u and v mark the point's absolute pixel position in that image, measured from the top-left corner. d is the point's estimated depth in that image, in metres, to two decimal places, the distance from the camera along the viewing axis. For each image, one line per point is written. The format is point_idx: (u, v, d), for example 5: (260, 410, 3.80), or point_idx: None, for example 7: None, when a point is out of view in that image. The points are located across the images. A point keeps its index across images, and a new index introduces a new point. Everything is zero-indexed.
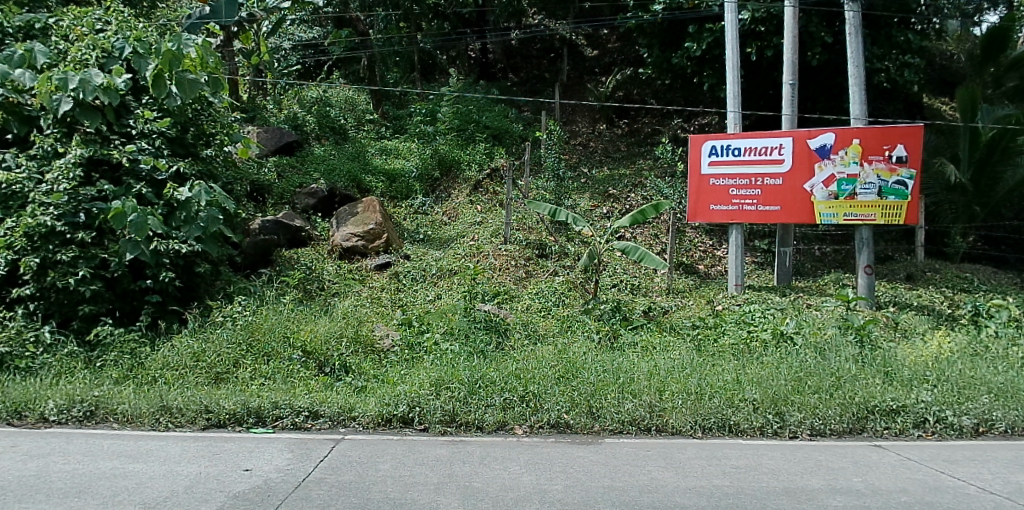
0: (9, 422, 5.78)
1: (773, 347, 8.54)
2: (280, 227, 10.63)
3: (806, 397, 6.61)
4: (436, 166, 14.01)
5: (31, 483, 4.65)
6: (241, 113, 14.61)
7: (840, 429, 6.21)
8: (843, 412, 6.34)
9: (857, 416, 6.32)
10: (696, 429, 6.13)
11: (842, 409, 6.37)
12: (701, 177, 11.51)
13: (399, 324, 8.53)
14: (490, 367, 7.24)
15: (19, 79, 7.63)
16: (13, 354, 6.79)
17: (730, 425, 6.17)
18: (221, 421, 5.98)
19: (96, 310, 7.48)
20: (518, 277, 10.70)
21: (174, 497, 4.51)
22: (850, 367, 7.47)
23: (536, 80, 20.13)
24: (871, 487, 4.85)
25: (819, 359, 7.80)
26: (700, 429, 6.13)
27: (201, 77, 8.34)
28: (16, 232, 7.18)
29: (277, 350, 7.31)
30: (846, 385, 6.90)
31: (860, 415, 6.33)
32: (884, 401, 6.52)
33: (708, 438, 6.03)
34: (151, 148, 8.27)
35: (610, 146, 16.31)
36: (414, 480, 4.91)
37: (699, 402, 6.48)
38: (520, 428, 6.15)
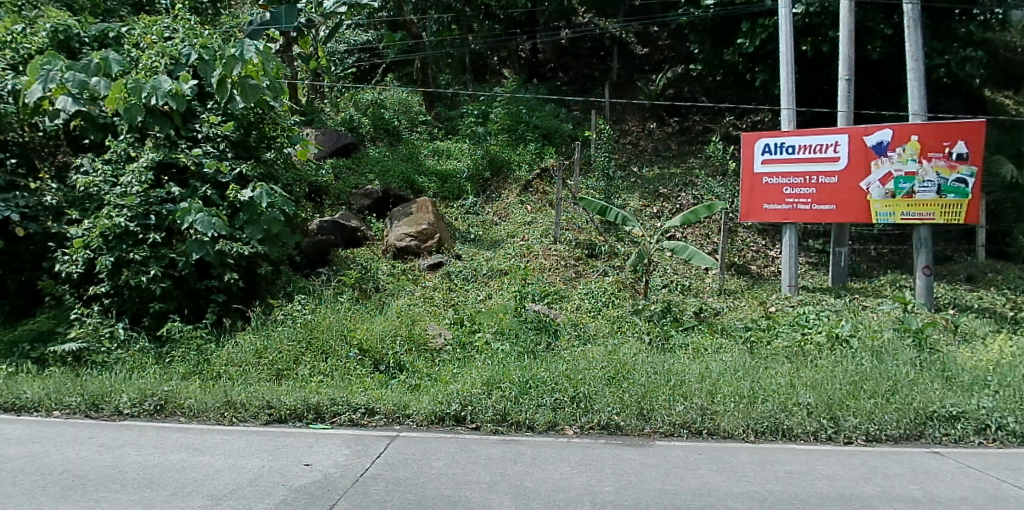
0: (87, 414, 6.03)
1: (828, 350, 8.32)
2: (338, 227, 10.80)
3: (862, 401, 6.39)
4: (488, 166, 14.06)
5: (108, 473, 4.87)
6: (300, 116, 14.98)
7: (898, 435, 5.99)
8: (901, 417, 6.11)
9: (915, 421, 6.09)
10: (749, 432, 6.01)
11: (900, 414, 6.14)
12: (754, 176, 11.30)
13: (452, 323, 8.60)
14: (541, 367, 7.28)
15: (95, 87, 7.81)
16: (90, 348, 7.11)
17: (783, 429, 6.03)
18: (282, 416, 6.15)
19: (166, 307, 7.77)
20: (568, 277, 10.66)
21: (240, 489, 4.68)
22: (908, 372, 7.19)
23: (586, 79, 20.00)
24: (928, 495, 4.68)
25: (876, 363, 7.53)
26: (753, 433, 6.01)
27: (263, 82, 8.46)
28: (94, 232, 7.53)
29: (334, 348, 7.46)
30: (904, 389, 6.67)
31: (918, 420, 6.10)
32: (944, 406, 6.27)
33: (761, 442, 5.91)
34: (216, 152, 8.54)
35: (660, 145, 16.08)
36: (468, 478, 4.96)
37: (752, 405, 6.35)
38: (570, 429, 6.14)
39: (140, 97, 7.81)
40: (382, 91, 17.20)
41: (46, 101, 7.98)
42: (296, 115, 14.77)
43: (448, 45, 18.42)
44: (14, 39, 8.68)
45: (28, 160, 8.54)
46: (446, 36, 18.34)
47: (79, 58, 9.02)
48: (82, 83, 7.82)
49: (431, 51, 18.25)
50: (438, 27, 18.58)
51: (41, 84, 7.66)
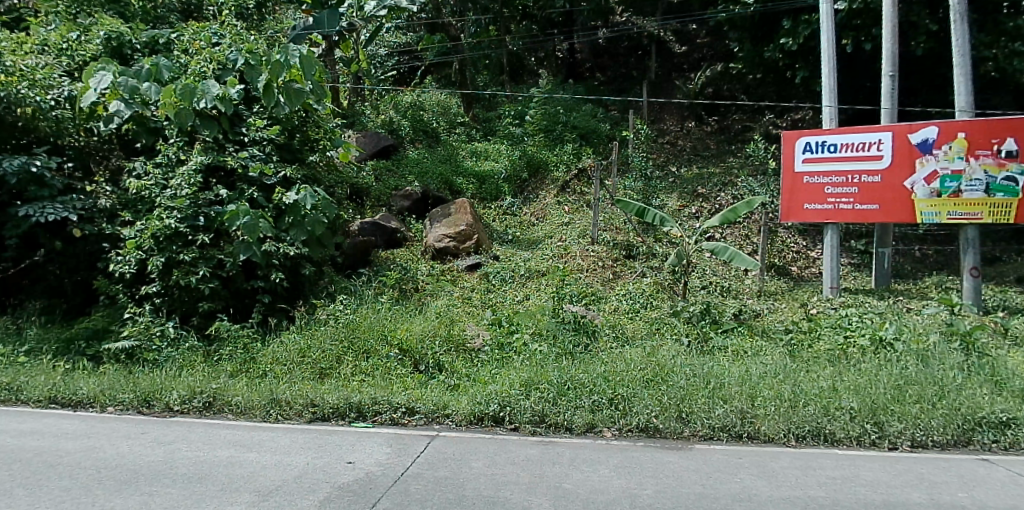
0: (140, 410, 6.21)
1: (871, 353, 8.11)
2: (378, 228, 10.97)
3: (908, 406, 6.21)
4: (525, 167, 14.07)
5: (160, 468, 5.02)
6: (341, 119, 15.20)
7: (945, 441, 5.81)
8: (949, 422, 5.92)
9: (963, 427, 5.90)
10: (790, 437, 5.90)
11: (947, 420, 5.95)
12: (795, 175, 11.06)
13: (490, 323, 8.62)
14: (579, 369, 7.25)
15: (146, 92, 8.11)
16: (142, 346, 7.31)
17: (826, 434, 5.90)
18: (325, 415, 6.26)
19: (214, 306, 7.95)
20: (606, 278, 10.59)
21: (285, 486, 4.77)
22: (955, 377, 6.96)
23: (623, 79, 19.83)
24: (977, 503, 4.53)
25: (921, 367, 7.31)
26: (794, 437, 5.90)
27: (307, 86, 8.63)
28: (145, 233, 7.73)
29: (375, 348, 7.54)
30: (951, 394, 6.45)
31: (966, 427, 5.90)
32: (994, 412, 6.06)
33: (803, 447, 5.80)
34: (262, 155, 8.68)
35: (699, 144, 15.89)
36: (507, 479, 4.97)
37: (793, 409, 6.23)
38: (609, 431, 6.11)
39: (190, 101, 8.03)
40: (421, 93, 17.34)
41: (101, 105, 8.28)
42: (338, 117, 14.99)
43: (486, 46, 18.44)
44: (72, 47, 9.07)
45: (83, 163, 8.83)
46: (484, 38, 18.34)
47: (131, 63, 9.32)
48: (133, 89, 8.07)
49: (469, 53, 18.30)
50: (476, 28, 18.59)
51: (95, 88, 7.93)
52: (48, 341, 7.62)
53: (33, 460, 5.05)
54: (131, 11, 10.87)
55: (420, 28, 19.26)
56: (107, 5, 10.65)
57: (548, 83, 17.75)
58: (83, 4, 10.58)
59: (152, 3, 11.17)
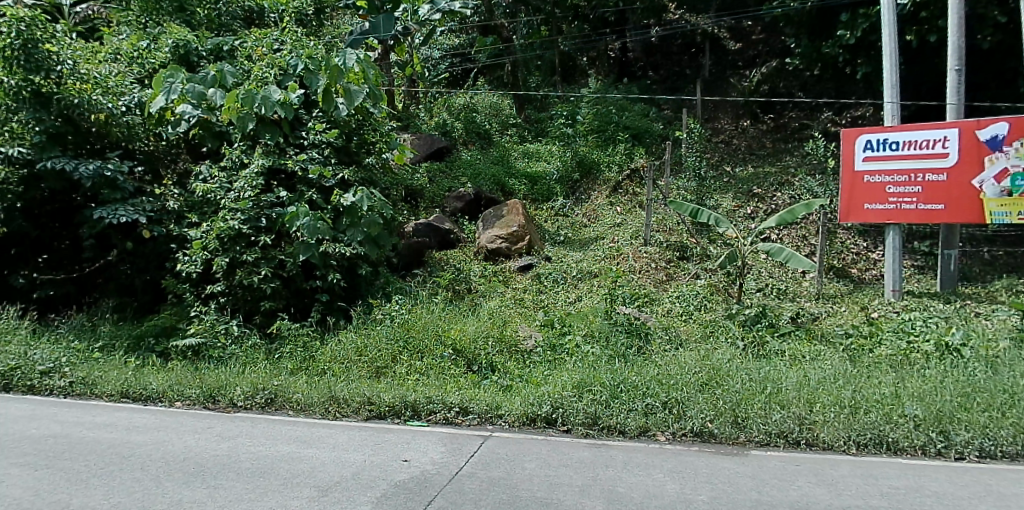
0: (206, 405, 6.43)
1: (936, 359, 7.77)
2: (432, 230, 11.06)
3: (976, 415, 5.91)
4: (577, 168, 13.98)
5: (225, 462, 5.19)
6: (397, 122, 15.44)
7: (1016, 452, 5.50)
8: (1021, 433, 5.61)
9: None
10: (850, 444, 5.69)
11: (1019, 430, 5.64)
12: (855, 174, 10.69)
13: (542, 325, 8.61)
14: (632, 371, 7.17)
15: (212, 98, 8.39)
16: (208, 344, 7.55)
17: (888, 442, 5.67)
18: (381, 413, 6.36)
19: (275, 306, 8.16)
20: (659, 280, 10.43)
21: (344, 482, 4.86)
22: None
23: (676, 77, 19.45)
24: None
25: (991, 374, 6.95)
26: (855, 445, 5.68)
27: (363, 88, 8.79)
28: (211, 234, 8.00)
29: (429, 347, 7.60)
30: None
31: None
32: None
33: (864, 455, 5.58)
34: (321, 157, 8.86)
35: (755, 143, 15.53)
36: (560, 480, 4.95)
37: (854, 416, 6.01)
38: (662, 435, 6.02)
39: (252, 106, 8.28)
40: (473, 95, 17.46)
41: (169, 111, 8.60)
42: (392, 120, 15.22)
43: (538, 46, 18.50)
44: (141, 55, 9.49)
45: (152, 167, 9.22)
46: (536, 39, 18.35)
47: (197, 70, 9.67)
48: (200, 95, 8.37)
49: (521, 54, 18.41)
50: (528, 29, 18.82)
51: (164, 95, 8.23)
52: (120, 337, 7.97)
53: (107, 452, 5.28)
54: (197, 20, 11.24)
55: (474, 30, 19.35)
56: (174, 14, 11.11)
57: (599, 84, 17.66)
58: (153, 14, 11.05)
59: (217, 11, 11.53)
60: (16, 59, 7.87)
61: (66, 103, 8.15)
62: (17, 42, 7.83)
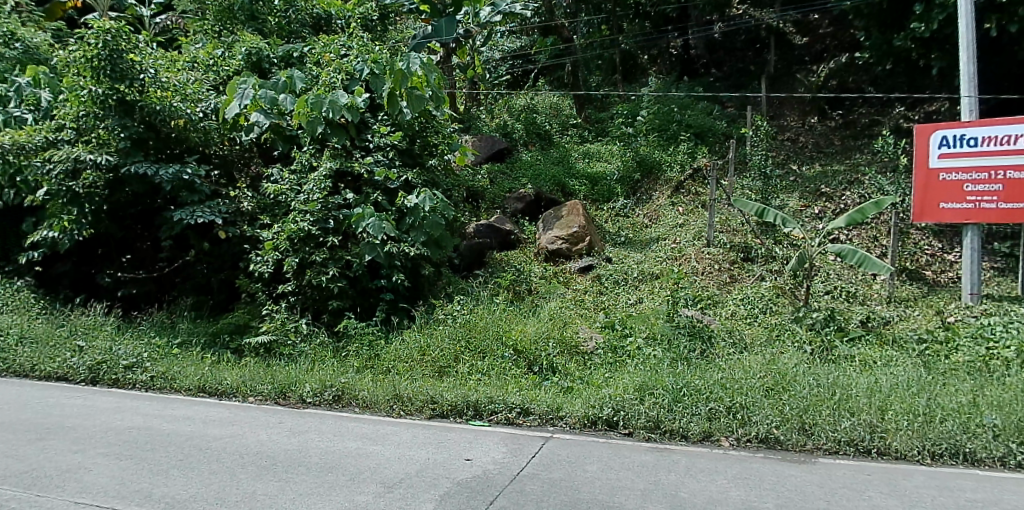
0: (277, 400, 6.63)
1: (1020, 368, 7.33)
2: (493, 230, 11.08)
3: None
4: (638, 168, 13.81)
5: (295, 456, 5.35)
6: (459, 124, 15.60)
7: None
8: None
9: None
10: (924, 454, 5.42)
11: None
12: (929, 172, 10.19)
13: (603, 326, 8.54)
14: (695, 375, 7.02)
15: (283, 103, 8.62)
16: (279, 341, 7.79)
17: (965, 452, 5.39)
18: (444, 412, 6.43)
19: (343, 305, 8.34)
20: (722, 282, 10.19)
21: (409, 479, 4.94)
22: None
23: (740, 74, 18.72)
24: None
25: None
26: (929, 455, 5.42)
27: (427, 92, 8.81)
28: (282, 235, 8.27)
29: (491, 347, 7.64)
30: None
31: None
32: None
33: (939, 466, 5.31)
34: (385, 160, 9.07)
35: (822, 140, 15.01)
36: (622, 484, 4.90)
37: (928, 425, 5.73)
38: (726, 441, 5.88)
39: (321, 111, 8.43)
40: (534, 96, 17.50)
41: (242, 117, 8.89)
42: (454, 122, 15.42)
43: (598, 46, 18.64)
44: (217, 63, 9.85)
45: (228, 171, 9.60)
46: (596, 37, 18.56)
47: (268, 76, 10.03)
48: (271, 100, 8.62)
49: (582, 54, 18.70)
50: (589, 28, 18.88)
51: (239, 101, 8.56)
52: (197, 334, 8.31)
53: (186, 444, 5.52)
54: (268, 28, 11.70)
55: (534, 32, 19.51)
56: (247, 22, 11.63)
57: (660, 82, 17.42)
58: (228, 23, 11.65)
59: (287, 19, 11.91)
60: (102, 69, 8.29)
61: (148, 110, 8.61)
62: (104, 52, 8.22)
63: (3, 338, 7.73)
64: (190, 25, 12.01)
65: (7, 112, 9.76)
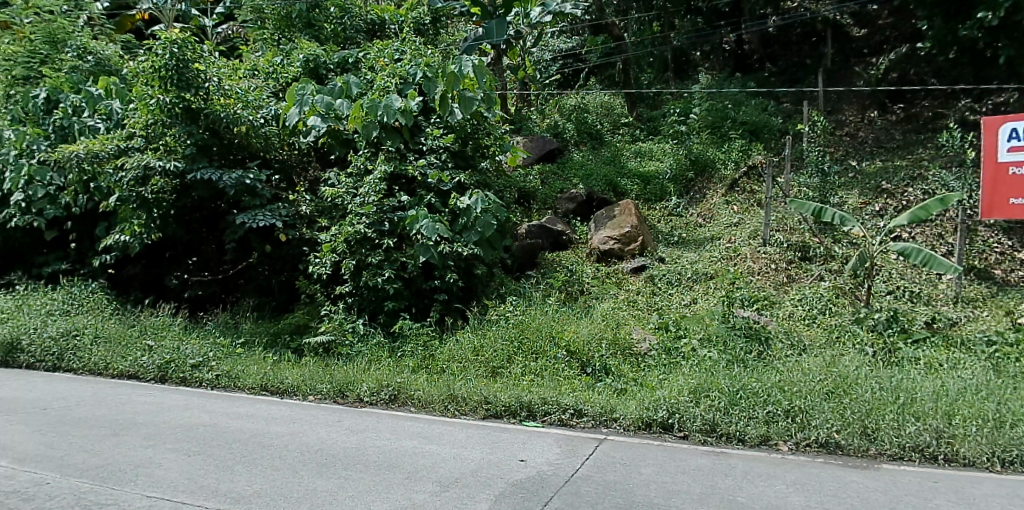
0: (336, 399, 6.78)
1: None
2: (544, 231, 11.10)
3: None
4: (691, 166, 13.58)
5: (354, 454, 5.46)
6: (510, 125, 15.65)
7: None
8: None
9: None
10: (995, 461, 5.18)
11: None
12: (997, 166, 9.42)
13: (656, 328, 8.44)
14: (752, 378, 6.87)
15: (339, 108, 8.85)
16: (337, 341, 7.96)
17: None
18: (498, 412, 6.46)
19: (398, 306, 8.47)
20: (779, 282, 9.94)
21: (465, 478, 4.98)
22: None
23: (796, 68, 18.12)
24: None
25: None
26: (1000, 462, 5.17)
27: (477, 94, 8.96)
28: (340, 238, 8.47)
29: (543, 348, 7.63)
30: None
31: None
32: None
33: (1011, 474, 5.07)
34: (438, 162, 9.15)
35: (882, 135, 14.51)
36: (678, 487, 4.83)
37: (1000, 431, 5.47)
38: (785, 445, 5.73)
39: (376, 115, 8.65)
40: (585, 95, 17.43)
41: (301, 122, 9.14)
42: (505, 123, 15.47)
43: (649, 43, 18.36)
44: (276, 70, 10.17)
45: (287, 176, 9.86)
46: (647, 36, 18.21)
47: (325, 82, 10.23)
48: (328, 105, 8.82)
49: (633, 52, 18.33)
50: (640, 26, 18.63)
51: (297, 107, 8.82)
52: (259, 334, 8.55)
53: (250, 441, 5.68)
54: (324, 35, 11.96)
55: (584, 31, 19.46)
56: (305, 30, 11.95)
57: (712, 79, 17.13)
58: (285, 31, 12.04)
59: (342, 25, 12.10)
60: (170, 78, 8.58)
61: (212, 118, 8.85)
62: (171, 62, 8.54)
63: (78, 337, 8.11)
64: (251, 34, 12.53)
65: (82, 122, 10.21)
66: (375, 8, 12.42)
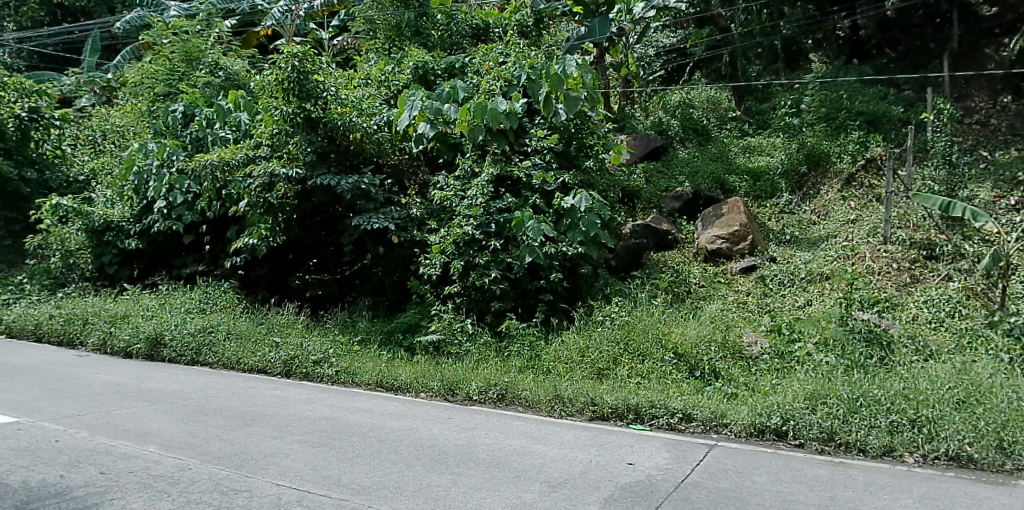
0: (446, 396, 6.95)
1: None
2: (649, 231, 10.93)
3: None
4: (805, 160, 12.95)
5: (465, 450, 5.59)
6: (613, 123, 15.56)
7: None
8: None
9: None
10: None
11: None
12: None
13: (768, 330, 8.13)
14: (874, 384, 6.48)
15: (447, 113, 9.15)
16: (446, 340, 8.15)
17: None
18: (605, 414, 6.42)
19: (505, 306, 8.57)
20: (902, 283, 9.32)
21: (573, 479, 4.98)
22: None
23: (919, 53, 16.93)
24: None
25: None
26: None
27: (582, 93, 9.08)
28: (449, 240, 8.68)
29: (650, 350, 7.51)
30: None
31: None
32: None
33: None
34: (543, 163, 9.21)
35: (1018, 122, 13.30)
36: (794, 497, 4.61)
37: None
38: (910, 457, 5.34)
39: (482, 118, 8.85)
40: (689, 91, 17.03)
41: (411, 128, 9.52)
42: (609, 121, 15.30)
43: (757, 34, 17.75)
44: (388, 78, 10.59)
45: (399, 179, 10.13)
46: (755, 25, 17.67)
47: (433, 88, 10.52)
48: (437, 110, 9.16)
49: (740, 43, 17.94)
50: (747, 16, 17.98)
51: (408, 112, 9.21)
52: (374, 332, 8.90)
53: (368, 435, 5.93)
54: (431, 41, 12.23)
55: (689, 24, 18.78)
56: (414, 38, 12.31)
57: (825, 68, 16.30)
58: (396, 40, 12.48)
59: (448, 31, 12.35)
60: (292, 90, 9.10)
61: (331, 126, 9.30)
62: (293, 75, 9.05)
63: (212, 333, 8.74)
64: (363, 44, 13.00)
65: (215, 133, 11.06)
66: (479, 13, 12.46)
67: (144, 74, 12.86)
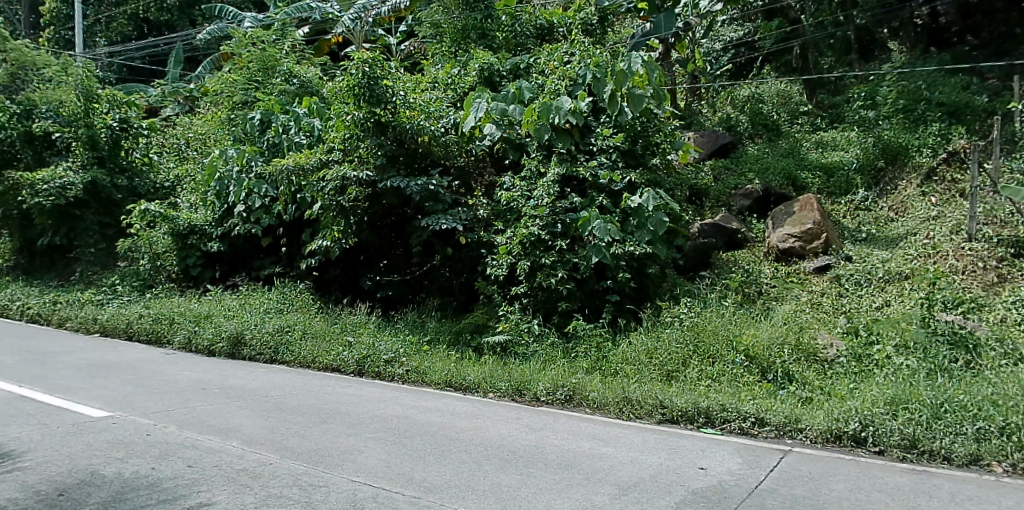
0: (515, 397, 7.00)
1: None
2: (718, 230, 10.75)
3: None
4: (881, 155, 12.35)
5: (534, 451, 5.61)
6: (680, 120, 15.37)
7: None
8: None
9: None
10: None
11: None
12: None
13: (845, 333, 7.87)
14: (960, 390, 6.17)
15: (512, 113, 9.30)
16: (513, 341, 8.20)
17: None
18: (674, 417, 6.33)
19: (571, 307, 8.57)
20: (989, 283, 8.83)
21: (644, 483, 4.94)
22: None
23: (1005, 39, 15.61)
24: None
25: None
26: None
27: (647, 90, 9.05)
28: (515, 240, 8.74)
29: (720, 352, 7.36)
30: None
31: None
32: None
33: None
34: (609, 162, 9.15)
35: None
36: (874, 506, 4.44)
37: None
38: (999, 466, 5.03)
39: (548, 118, 8.91)
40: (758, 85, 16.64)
41: (478, 129, 9.68)
42: (676, 119, 15.14)
43: (829, 25, 17.13)
44: (455, 81, 10.74)
45: (466, 180, 10.24)
46: (827, 15, 17.05)
47: (498, 88, 10.73)
48: (503, 111, 9.31)
49: (811, 35, 17.38)
50: (818, 5, 17.38)
51: (475, 114, 9.36)
52: (443, 332, 9.04)
53: (439, 434, 6.03)
54: (496, 43, 12.32)
55: (756, 16, 18.47)
56: (479, 41, 12.44)
57: (902, 58, 15.62)
58: (462, 42, 12.64)
59: (513, 32, 12.42)
60: (362, 95, 9.35)
61: (400, 129, 9.50)
62: (363, 80, 9.31)
63: (289, 333, 9.06)
64: (429, 48, 13.20)
65: (290, 138, 11.49)
66: (544, 13, 12.55)
67: (225, 84, 13.53)
